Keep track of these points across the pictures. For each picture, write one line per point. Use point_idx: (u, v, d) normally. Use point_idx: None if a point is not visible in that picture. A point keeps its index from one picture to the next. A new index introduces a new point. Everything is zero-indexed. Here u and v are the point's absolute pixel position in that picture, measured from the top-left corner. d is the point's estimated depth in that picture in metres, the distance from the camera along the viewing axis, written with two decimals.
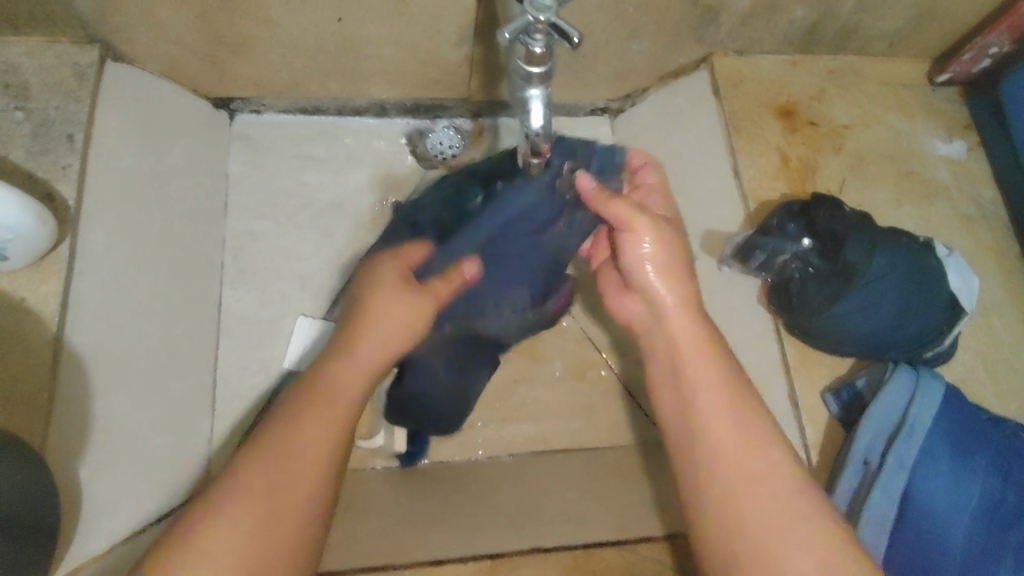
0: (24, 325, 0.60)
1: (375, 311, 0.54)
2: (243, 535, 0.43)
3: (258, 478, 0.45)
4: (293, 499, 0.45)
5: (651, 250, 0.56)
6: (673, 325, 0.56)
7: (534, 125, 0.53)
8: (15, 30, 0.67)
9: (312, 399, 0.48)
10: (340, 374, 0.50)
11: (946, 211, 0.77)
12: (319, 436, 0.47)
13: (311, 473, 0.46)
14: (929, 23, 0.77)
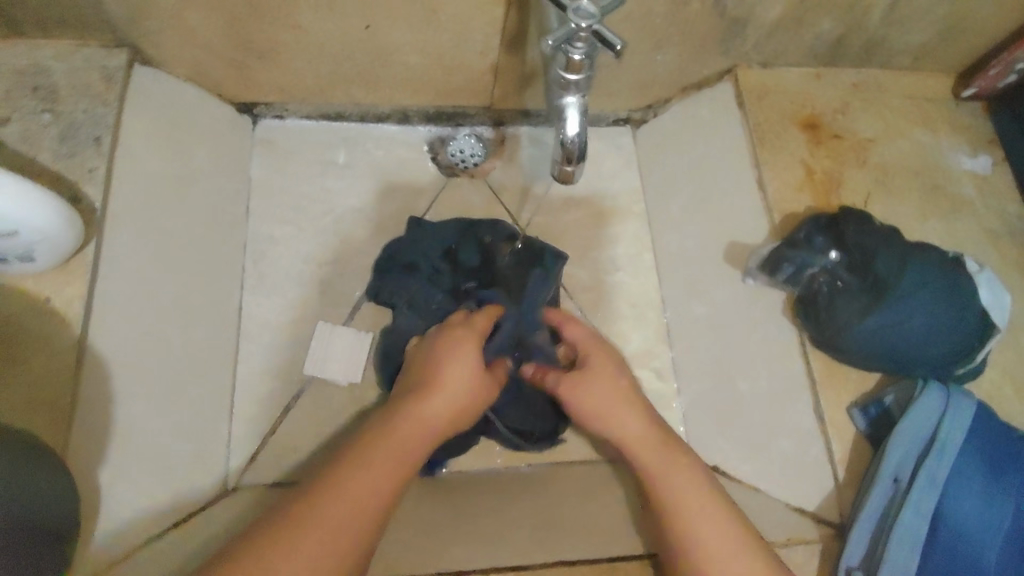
0: (48, 327, 0.59)
1: (432, 377, 0.62)
2: (302, 558, 0.47)
3: (325, 501, 0.50)
4: (346, 531, 0.49)
5: (612, 401, 0.63)
6: (640, 453, 0.60)
7: (570, 132, 0.53)
8: (46, 33, 0.67)
9: (377, 441, 0.55)
10: (403, 427, 0.57)
11: (971, 226, 0.77)
12: (379, 476, 0.53)
13: (366, 508, 0.51)
14: (955, 38, 0.77)
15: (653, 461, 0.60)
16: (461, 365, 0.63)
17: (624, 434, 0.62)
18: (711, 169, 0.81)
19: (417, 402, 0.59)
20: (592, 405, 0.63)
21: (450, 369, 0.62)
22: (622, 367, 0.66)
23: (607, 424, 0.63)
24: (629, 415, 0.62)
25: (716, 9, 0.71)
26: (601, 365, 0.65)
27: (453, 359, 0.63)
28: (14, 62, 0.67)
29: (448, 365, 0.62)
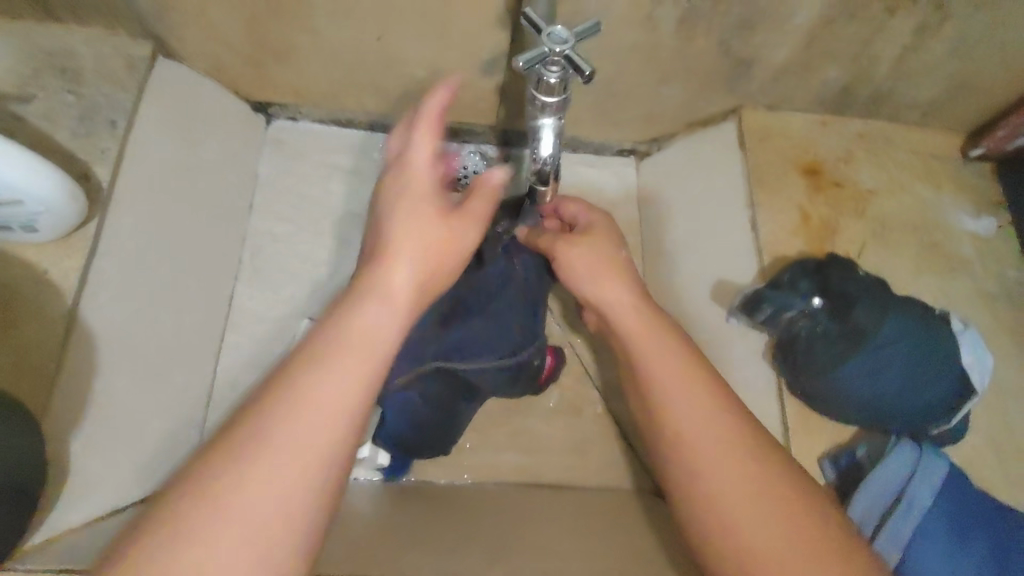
0: (43, 296, 0.62)
1: (417, 254, 0.50)
2: (266, 472, 0.42)
3: (275, 415, 0.43)
4: (317, 440, 0.43)
5: (598, 262, 0.63)
6: (625, 323, 0.60)
7: (543, 152, 0.56)
8: (79, 20, 0.71)
9: (328, 344, 0.46)
10: (365, 313, 0.47)
11: (968, 287, 0.75)
12: (339, 379, 0.45)
13: (323, 419, 0.44)
14: (964, 97, 0.77)
15: (635, 327, 0.60)
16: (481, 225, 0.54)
17: (615, 303, 0.61)
18: (708, 205, 0.81)
19: (385, 282, 0.48)
20: (588, 269, 0.62)
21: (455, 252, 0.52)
22: (615, 240, 0.65)
23: (599, 291, 0.62)
24: (613, 284, 0.62)
25: (721, 48, 0.72)
26: (597, 232, 0.65)
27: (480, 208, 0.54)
28: (46, 44, 0.70)
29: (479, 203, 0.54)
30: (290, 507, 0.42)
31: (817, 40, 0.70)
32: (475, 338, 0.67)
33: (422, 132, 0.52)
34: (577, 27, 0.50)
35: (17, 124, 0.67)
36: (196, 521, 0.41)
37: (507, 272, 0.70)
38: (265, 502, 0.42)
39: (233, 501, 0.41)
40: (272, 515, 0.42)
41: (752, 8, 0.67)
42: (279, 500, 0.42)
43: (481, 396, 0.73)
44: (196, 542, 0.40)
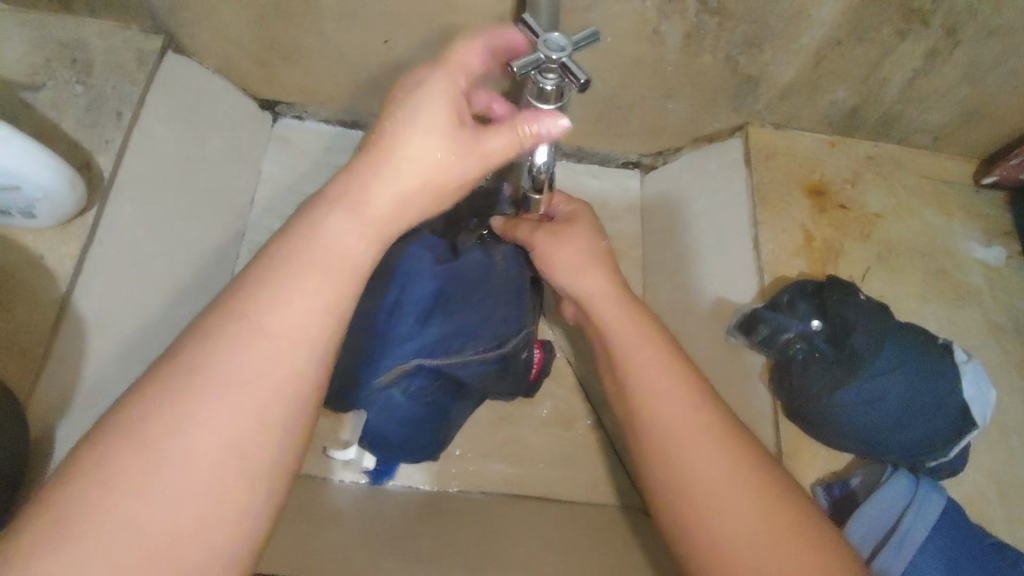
0: (38, 281, 0.63)
1: (410, 176, 0.45)
2: (212, 410, 0.35)
3: (222, 348, 0.37)
4: (282, 373, 0.37)
5: (574, 248, 0.66)
6: (600, 313, 0.63)
7: (538, 161, 0.54)
8: (92, 12, 0.72)
9: (284, 262, 0.39)
10: (332, 229, 0.42)
11: (975, 317, 0.74)
12: (303, 301, 0.39)
13: (286, 344, 0.38)
14: (977, 123, 0.75)
15: (608, 312, 0.63)
16: (501, 148, 0.47)
17: (590, 288, 0.64)
18: (710, 222, 0.80)
19: (357, 194, 0.43)
20: (565, 255, 0.66)
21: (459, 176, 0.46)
22: (594, 229, 0.68)
23: (574, 277, 0.65)
24: (589, 270, 0.65)
25: (727, 64, 0.71)
26: (579, 221, 0.68)
27: (512, 130, 0.47)
28: (59, 35, 0.71)
29: (511, 125, 0.47)
30: (248, 447, 0.35)
31: (825, 60, 0.69)
32: (464, 328, 0.67)
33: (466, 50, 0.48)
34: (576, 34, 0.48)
35: (25, 112, 0.67)
36: (122, 475, 0.33)
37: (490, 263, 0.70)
38: (222, 442, 0.35)
39: (172, 445, 0.34)
40: (225, 456, 0.35)
41: (759, 25, 0.66)
42: (237, 438, 0.35)
43: (468, 391, 0.73)
44: (126, 497, 0.32)
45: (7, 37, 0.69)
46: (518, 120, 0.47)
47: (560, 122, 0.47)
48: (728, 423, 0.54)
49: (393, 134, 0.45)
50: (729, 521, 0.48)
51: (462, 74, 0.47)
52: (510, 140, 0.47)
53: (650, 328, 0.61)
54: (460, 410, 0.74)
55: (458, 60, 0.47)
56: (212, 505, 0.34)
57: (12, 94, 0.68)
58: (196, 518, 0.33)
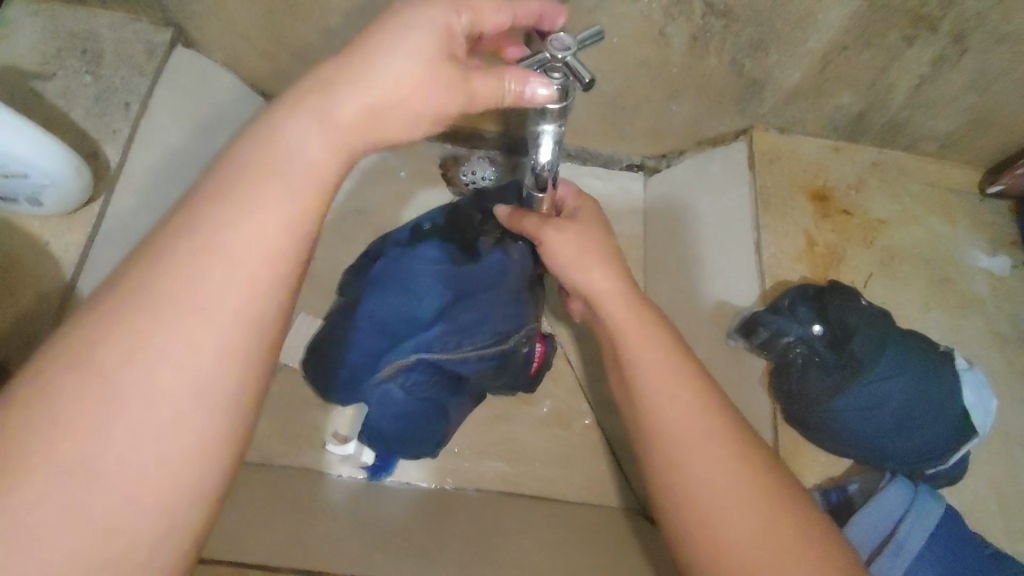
0: (43, 267, 0.63)
1: (383, 88, 0.40)
2: (159, 343, 0.31)
3: (170, 275, 0.32)
4: (248, 300, 0.33)
5: (579, 244, 0.66)
6: (608, 312, 0.63)
7: (542, 159, 0.54)
8: (103, 4, 0.73)
9: (241, 178, 0.35)
10: (297, 138, 0.37)
11: (978, 326, 0.73)
12: (263, 221, 0.34)
13: (245, 270, 0.33)
14: (984, 131, 0.75)
15: (614, 309, 0.62)
16: (489, 94, 0.45)
17: (597, 285, 0.63)
18: (712, 225, 0.80)
19: (325, 101, 0.39)
20: (570, 249, 0.65)
21: (441, 105, 0.43)
22: (599, 226, 0.68)
23: (581, 273, 0.65)
24: (597, 268, 0.64)
25: (733, 67, 0.71)
26: (584, 218, 0.68)
27: (503, 79, 0.45)
28: (71, 25, 0.72)
29: (501, 74, 0.45)
30: (205, 386, 0.31)
31: (831, 64, 0.69)
32: (466, 325, 0.68)
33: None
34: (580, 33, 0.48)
35: (35, 100, 0.68)
36: (56, 419, 0.28)
37: (500, 263, 0.71)
38: (171, 379, 0.31)
39: (114, 384, 0.30)
40: (175, 395, 0.30)
41: (765, 28, 0.66)
42: (189, 376, 0.31)
43: (471, 388, 0.73)
44: (61, 444, 0.28)
45: (20, 27, 0.70)
46: (507, 74, 0.45)
47: (545, 92, 0.46)
48: (731, 427, 0.54)
49: (373, 44, 0.41)
50: (728, 521, 0.48)
51: (468, 16, 0.45)
52: (496, 88, 0.45)
53: (655, 327, 0.60)
54: (462, 409, 0.74)
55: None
56: (173, 446, 0.30)
57: (23, 83, 0.69)
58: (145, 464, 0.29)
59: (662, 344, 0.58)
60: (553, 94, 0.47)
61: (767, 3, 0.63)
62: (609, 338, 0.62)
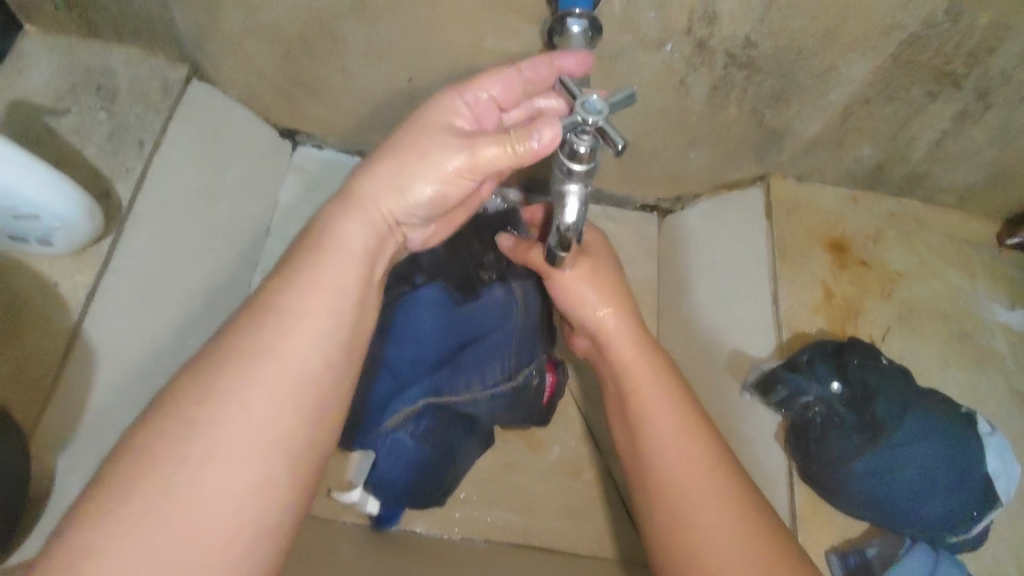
0: (51, 309, 0.62)
1: (403, 171, 0.49)
2: (247, 401, 0.40)
3: (251, 347, 0.41)
4: (295, 369, 0.41)
5: (587, 283, 0.65)
6: (617, 353, 0.63)
7: (567, 219, 0.52)
8: (120, 40, 0.72)
9: (305, 262, 0.45)
10: (338, 226, 0.48)
11: (998, 384, 0.72)
12: (324, 298, 0.44)
13: (310, 341, 0.42)
14: (1002, 186, 0.74)
15: (624, 352, 0.63)
16: (492, 157, 0.47)
17: (603, 326, 0.64)
18: (728, 273, 0.78)
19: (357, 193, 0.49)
20: (584, 287, 0.65)
21: (445, 169, 0.48)
22: (611, 266, 0.67)
23: (589, 312, 0.65)
24: (603, 307, 0.64)
25: (752, 116, 0.71)
26: (599, 259, 0.66)
27: (506, 139, 0.46)
28: (86, 61, 0.72)
29: (505, 138, 0.46)
30: (282, 437, 0.40)
31: (852, 117, 0.69)
32: (471, 368, 0.67)
33: (484, 77, 0.52)
34: (612, 96, 0.47)
35: (47, 137, 0.67)
36: (170, 463, 0.37)
37: (505, 302, 0.69)
38: (257, 431, 0.39)
39: (208, 434, 0.38)
40: (254, 444, 0.39)
41: (787, 81, 0.66)
42: (269, 430, 0.40)
43: (481, 432, 0.72)
44: (175, 485, 0.37)
45: (35, 62, 0.70)
46: (513, 134, 0.46)
47: (549, 132, 0.45)
48: (735, 482, 0.54)
49: (399, 138, 0.50)
50: None
51: (473, 96, 0.51)
52: (501, 152, 0.47)
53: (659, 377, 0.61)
54: (470, 457, 0.73)
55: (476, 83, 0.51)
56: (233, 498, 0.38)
57: (35, 118, 0.67)
58: (239, 500, 0.38)
59: (659, 393, 0.59)
60: (559, 136, 0.46)
61: (790, 56, 0.63)
62: (616, 384, 0.62)
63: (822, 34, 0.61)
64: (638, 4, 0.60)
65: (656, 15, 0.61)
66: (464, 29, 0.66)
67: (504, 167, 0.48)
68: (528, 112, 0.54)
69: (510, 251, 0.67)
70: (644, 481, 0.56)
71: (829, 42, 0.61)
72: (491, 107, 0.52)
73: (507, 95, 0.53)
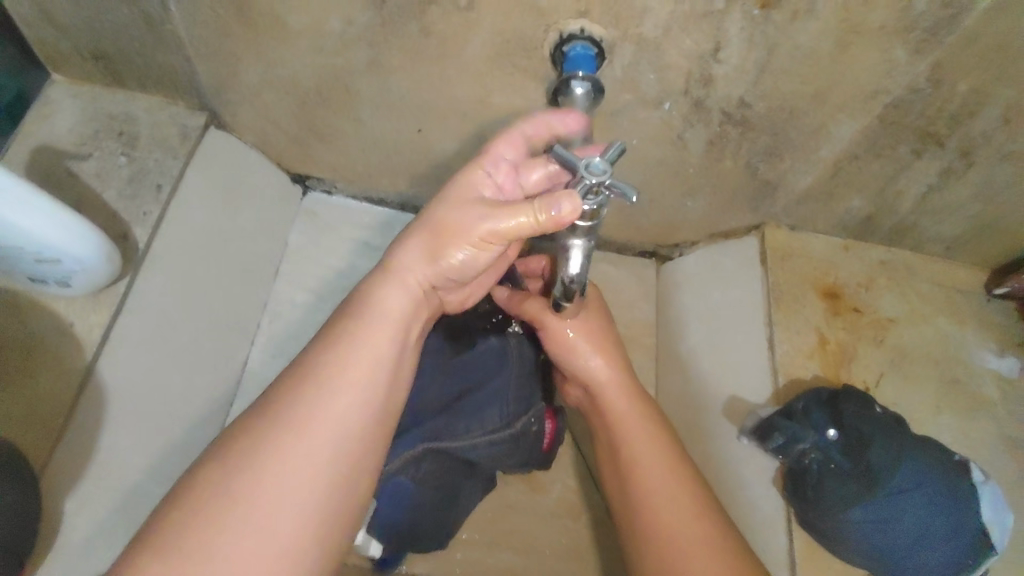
0: (64, 349, 0.63)
1: (435, 240, 0.52)
2: (297, 450, 0.44)
3: (301, 397, 0.45)
4: (340, 416, 0.46)
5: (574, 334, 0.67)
6: (609, 400, 0.65)
7: (571, 271, 0.56)
8: (143, 88, 0.75)
9: (350, 331, 0.49)
10: (377, 291, 0.52)
11: (989, 430, 0.73)
12: (367, 354, 0.48)
13: (353, 393, 0.46)
14: (987, 237, 0.77)
15: (620, 403, 0.65)
16: (516, 225, 0.49)
17: (597, 374, 0.66)
18: (727, 319, 0.80)
19: (393, 262, 0.53)
20: (575, 336, 0.66)
21: (472, 235, 0.51)
22: (604, 316, 0.69)
23: (583, 360, 0.66)
24: (594, 354, 0.66)
25: (747, 169, 0.74)
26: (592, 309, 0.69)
27: (530, 210, 0.48)
28: (109, 108, 0.75)
29: (529, 208, 0.48)
30: (324, 478, 0.44)
31: (842, 172, 0.72)
32: (470, 410, 0.68)
33: (499, 146, 0.55)
34: (606, 153, 0.51)
35: (69, 181, 0.69)
36: (227, 497, 0.42)
37: (501, 349, 0.72)
38: (302, 475, 0.43)
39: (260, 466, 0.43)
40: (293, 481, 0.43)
41: (780, 137, 0.69)
42: (319, 475, 0.44)
43: (481, 473, 0.72)
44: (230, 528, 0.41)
45: (62, 109, 0.73)
46: (536, 204, 0.48)
47: (568, 206, 0.47)
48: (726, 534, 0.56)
49: (430, 210, 0.53)
50: None
51: (492, 164, 0.54)
52: (526, 222, 0.49)
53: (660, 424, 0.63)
54: (471, 499, 0.73)
55: (490, 154, 0.54)
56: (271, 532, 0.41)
57: (58, 162, 0.70)
58: (286, 541, 0.42)
59: (661, 442, 0.61)
60: (578, 207, 0.47)
61: (782, 116, 0.67)
62: (611, 432, 0.64)
63: (812, 97, 0.64)
64: (638, 68, 0.64)
65: (655, 77, 0.65)
66: (472, 85, 0.70)
67: (527, 233, 0.50)
68: (549, 173, 0.56)
69: (504, 302, 0.71)
70: (634, 527, 0.58)
71: (819, 103, 0.65)
72: (509, 171, 0.55)
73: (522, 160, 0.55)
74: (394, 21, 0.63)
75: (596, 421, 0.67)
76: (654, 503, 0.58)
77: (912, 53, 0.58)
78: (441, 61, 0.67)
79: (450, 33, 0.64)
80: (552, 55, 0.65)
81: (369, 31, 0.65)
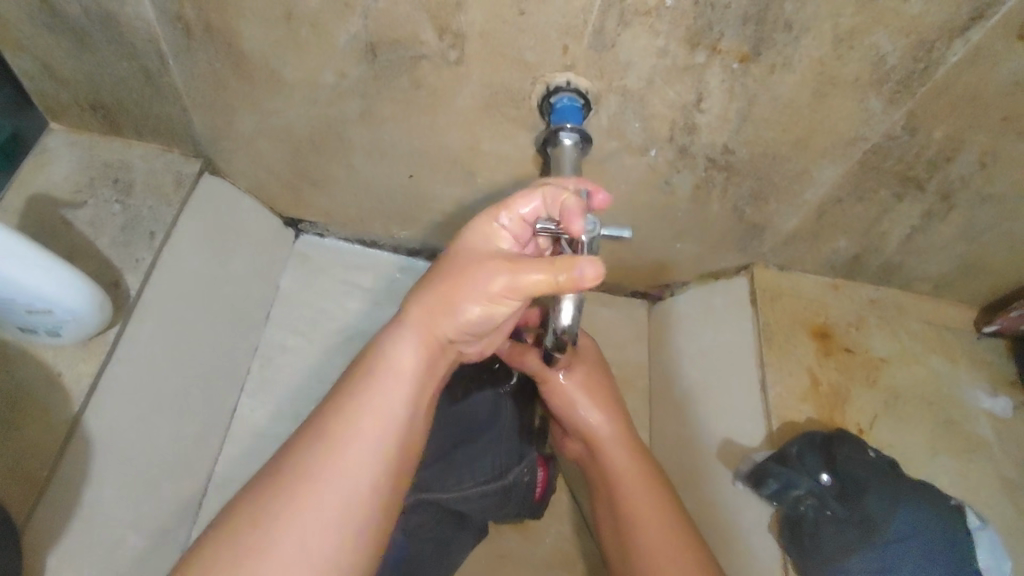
0: (51, 401, 0.62)
1: (447, 298, 0.52)
2: (303, 513, 0.45)
3: (299, 463, 0.47)
4: (344, 482, 0.46)
5: (574, 390, 0.66)
6: (609, 451, 0.65)
7: (562, 321, 0.56)
8: (139, 136, 0.77)
9: (357, 392, 0.50)
10: (388, 348, 0.52)
11: (987, 472, 0.73)
12: (376, 417, 0.49)
13: (365, 459, 0.47)
14: (974, 276, 0.78)
15: (618, 455, 0.64)
16: (534, 281, 0.50)
17: (597, 425, 0.66)
18: (719, 360, 0.80)
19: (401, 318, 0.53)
20: (572, 389, 0.66)
21: (491, 290, 0.51)
22: (599, 366, 0.69)
23: (584, 414, 0.66)
24: (594, 409, 0.66)
25: (734, 213, 0.75)
26: (586, 359, 0.68)
27: (550, 269, 0.49)
28: (105, 156, 0.76)
29: (550, 267, 0.49)
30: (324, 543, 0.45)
31: (827, 214, 0.73)
32: (461, 461, 0.68)
33: (515, 198, 0.54)
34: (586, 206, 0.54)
35: (63, 229, 0.70)
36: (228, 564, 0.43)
37: (494, 401, 0.72)
38: (301, 538, 0.45)
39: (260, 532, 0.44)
40: (292, 546, 0.44)
41: (764, 181, 0.71)
42: (321, 539, 0.45)
43: (474, 525, 0.71)
44: None
45: (58, 157, 0.74)
46: (556, 265, 0.49)
47: (592, 270, 0.48)
48: None
49: (441, 267, 0.54)
50: None
51: (506, 216, 0.54)
52: (545, 279, 0.49)
53: (647, 466, 0.64)
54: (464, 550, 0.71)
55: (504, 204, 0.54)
56: None
57: (53, 211, 0.70)
58: None
59: (651, 489, 0.62)
60: (602, 271, 0.48)
61: (766, 161, 0.68)
62: (608, 483, 0.64)
63: (794, 143, 0.66)
64: (624, 115, 0.66)
65: (641, 125, 0.67)
66: (463, 133, 0.71)
67: (545, 290, 0.50)
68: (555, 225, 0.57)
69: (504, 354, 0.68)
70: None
71: (802, 149, 0.66)
72: (523, 223, 0.55)
73: (533, 211, 0.54)
74: (386, 73, 0.65)
75: (593, 474, 0.66)
76: (648, 559, 0.58)
77: (887, 102, 0.60)
78: (431, 110, 0.69)
79: (439, 85, 0.66)
80: (539, 105, 0.66)
81: (361, 83, 0.67)
